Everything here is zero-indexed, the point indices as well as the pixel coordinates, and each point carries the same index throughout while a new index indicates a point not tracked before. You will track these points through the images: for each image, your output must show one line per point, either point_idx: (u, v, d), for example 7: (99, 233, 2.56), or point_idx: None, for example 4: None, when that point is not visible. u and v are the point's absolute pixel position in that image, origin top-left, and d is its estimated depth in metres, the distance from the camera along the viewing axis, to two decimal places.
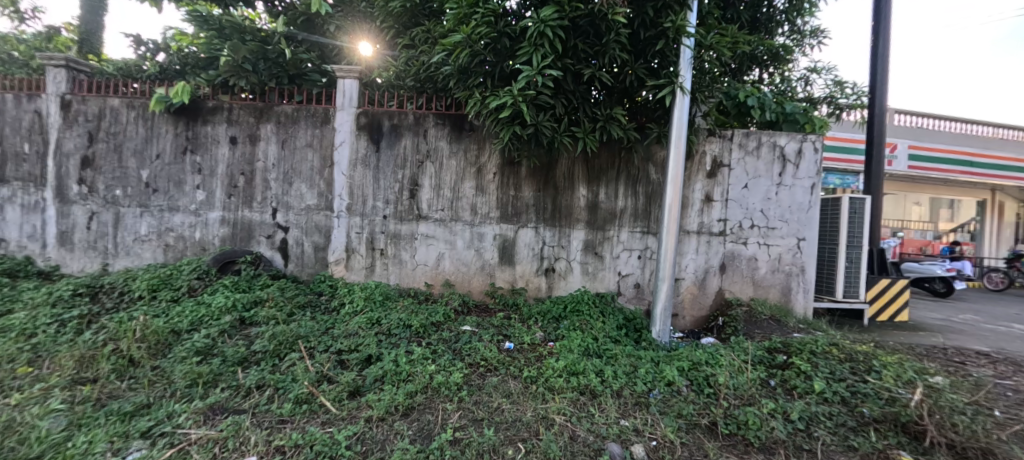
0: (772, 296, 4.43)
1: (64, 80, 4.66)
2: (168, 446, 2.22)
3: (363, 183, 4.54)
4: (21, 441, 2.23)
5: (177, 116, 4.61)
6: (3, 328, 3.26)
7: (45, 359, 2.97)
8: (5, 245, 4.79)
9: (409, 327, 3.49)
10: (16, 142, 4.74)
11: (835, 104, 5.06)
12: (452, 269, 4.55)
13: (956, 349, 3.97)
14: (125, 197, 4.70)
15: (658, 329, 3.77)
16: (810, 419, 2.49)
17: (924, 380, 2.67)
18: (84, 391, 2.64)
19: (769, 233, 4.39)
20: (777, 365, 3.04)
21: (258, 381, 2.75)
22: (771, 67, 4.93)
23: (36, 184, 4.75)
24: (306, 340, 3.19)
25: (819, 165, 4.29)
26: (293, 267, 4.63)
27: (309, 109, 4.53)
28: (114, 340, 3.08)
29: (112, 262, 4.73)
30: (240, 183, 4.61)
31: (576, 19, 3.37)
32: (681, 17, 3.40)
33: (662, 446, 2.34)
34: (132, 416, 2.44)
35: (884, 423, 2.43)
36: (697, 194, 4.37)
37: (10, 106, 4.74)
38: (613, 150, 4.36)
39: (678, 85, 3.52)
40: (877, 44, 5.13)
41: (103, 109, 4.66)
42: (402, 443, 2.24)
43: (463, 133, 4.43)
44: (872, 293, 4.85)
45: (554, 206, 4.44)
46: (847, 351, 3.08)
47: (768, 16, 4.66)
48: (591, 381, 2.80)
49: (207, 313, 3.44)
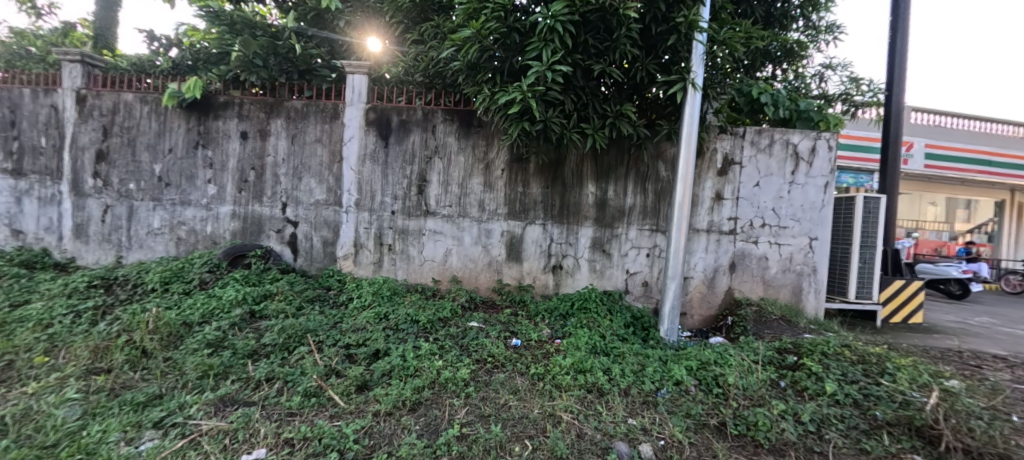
0: (783, 296, 4.37)
1: (80, 76, 4.73)
2: (180, 436, 2.25)
3: (371, 179, 4.55)
4: (37, 429, 2.26)
5: (189, 111, 4.65)
6: (20, 318, 3.32)
7: (61, 349, 3.02)
8: (23, 237, 4.88)
9: (416, 322, 3.51)
10: (33, 136, 4.82)
11: (850, 101, 4.97)
12: (459, 265, 4.55)
13: (972, 352, 3.89)
14: (139, 191, 4.76)
15: (667, 328, 3.73)
16: (822, 421, 2.45)
17: (940, 383, 2.62)
18: (99, 380, 2.68)
19: (780, 231, 4.33)
20: (787, 365, 3.00)
21: (267, 374, 2.77)
22: (784, 64, 4.88)
23: (53, 177, 4.82)
24: (314, 334, 3.23)
25: (833, 163, 4.21)
26: (302, 261, 4.67)
27: (318, 104, 4.54)
28: (127, 331, 3.14)
29: (126, 255, 4.80)
30: (251, 177, 4.65)
31: (586, 14, 3.31)
32: (694, 11, 3.35)
33: (670, 446, 2.32)
34: (145, 406, 2.48)
35: (898, 427, 2.39)
36: (707, 192, 4.33)
37: (27, 101, 4.81)
38: (622, 147, 4.33)
39: (689, 81, 3.49)
40: (895, 41, 5.02)
41: (117, 104, 4.72)
42: (410, 437, 2.25)
43: (471, 129, 4.43)
44: (885, 294, 4.77)
45: (562, 202, 4.42)
46: (859, 353, 3.02)
47: (783, 11, 4.57)
48: (598, 380, 2.79)
49: (218, 306, 3.48)
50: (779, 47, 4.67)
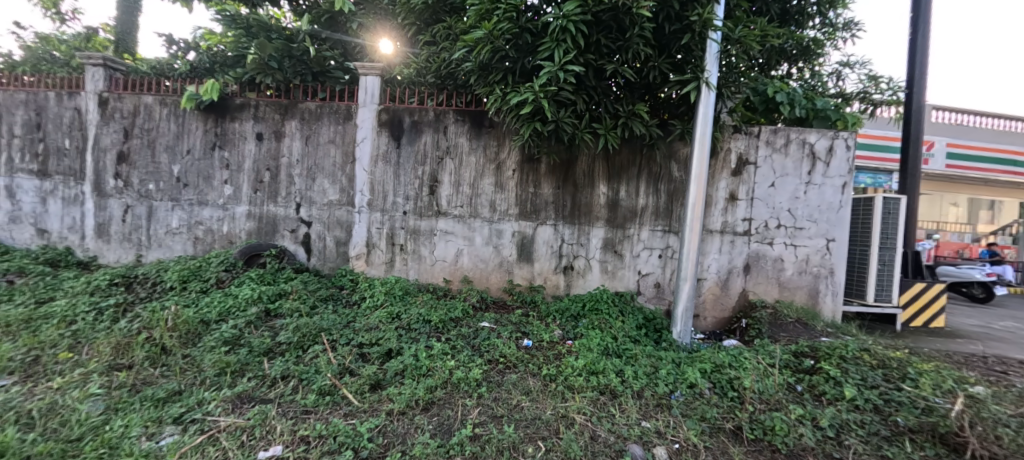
0: (799, 299, 4.30)
1: (102, 79, 4.84)
2: (199, 432, 2.28)
3: (383, 179, 4.59)
4: (62, 423, 2.32)
5: (207, 113, 4.73)
6: (45, 315, 3.42)
7: (84, 345, 3.09)
8: (48, 236, 5.02)
9: (429, 322, 3.53)
10: (58, 138, 4.95)
11: (869, 99, 4.88)
12: (471, 265, 4.56)
13: (997, 358, 3.79)
14: (158, 191, 4.85)
15: (680, 330, 3.69)
16: (841, 426, 2.41)
17: (965, 390, 2.56)
18: (121, 376, 2.74)
19: (796, 232, 4.26)
20: (804, 369, 2.95)
21: (283, 372, 2.81)
22: (800, 62, 4.81)
23: (76, 178, 4.94)
24: (328, 333, 3.26)
25: (851, 163, 4.13)
26: (316, 261, 4.72)
27: (332, 105, 4.58)
28: (147, 329, 3.20)
29: (146, 253, 4.90)
30: (266, 178, 4.71)
31: (599, 13, 3.29)
32: (709, 9, 3.30)
33: (685, 449, 2.30)
34: (164, 402, 2.52)
35: (921, 434, 2.34)
36: (721, 192, 4.29)
37: (52, 104, 4.94)
38: (634, 146, 4.30)
39: (703, 80, 3.45)
40: (915, 38, 4.92)
41: (138, 107, 4.82)
42: (423, 436, 2.26)
43: (482, 129, 4.43)
44: (905, 297, 4.67)
45: (573, 203, 4.40)
46: (880, 357, 2.96)
47: (799, 9, 4.50)
48: (611, 381, 2.77)
49: (234, 304, 3.53)
50: (794, 45, 4.61)
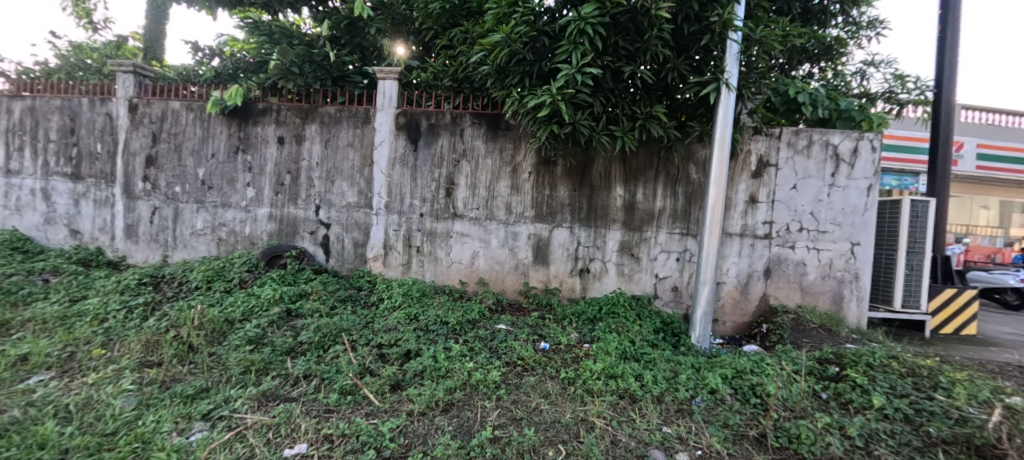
0: (821, 304, 4.21)
1: (132, 85, 5.01)
2: (226, 429, 2.34)
3: (400, 181, 4.64)
4: (97, 418, 2.40)
5: (231, 118, 4.85)
6: (79, 313, 3.54)
7: (116, 342, 3.19)
8: (80, 237, 5.20)
9: (446, 324, 3.54)
10: (90, 142, 5.13)
11: (894, 99, 4.75)
12: (487, 267, 4.58)
13: None
14: (184, 194, 4.99)
15: (699, 334, 3.64)
16: (870, 435, 2.34)
17: (1002, 400, 2.48)
18: (152, 373, 2.83)
19: (819, 236, 4.18)
20: (829, 376, 2.88)
21: (305, 371, 2.86)
22: (822, 61, 4.72)
23: (107, 180, 5.12)
24: (348, 333, 3.30)
25: (877, 165, 4.03)
26: (334, 262, 4.79)
27: (351, 109, 4.66)
28: (175, 327, 3.29)
29: (172, 253, 5.04)
30: (287, 181, 4.81)
31: (617, 15, 3.28)
32: (730, 10, 3.26)
33: (707, 456, 2.27)
34: (193, 399, 2.59)
35: (954, 445, 2.26)
36: (740, 195, 4.23)
37: (85, 109, 5.12)
38: (651, 148, 4.27)
39: (723, 82, 3.40)
40: (944, 36, 4.78)
41: (165, 112, 4.96)
42: (444, 437, 2.28)
43: (499, 132, 4.45)
44: (934, 304, 4.52)
45: (590, 205, 4.39)
46: (909, 365, 2.89)
47: (821, 7, 4.41)
48: (630, 386, 2.75)
49: (257, 304, 3.61)
50: (816, 45, 4.52)
